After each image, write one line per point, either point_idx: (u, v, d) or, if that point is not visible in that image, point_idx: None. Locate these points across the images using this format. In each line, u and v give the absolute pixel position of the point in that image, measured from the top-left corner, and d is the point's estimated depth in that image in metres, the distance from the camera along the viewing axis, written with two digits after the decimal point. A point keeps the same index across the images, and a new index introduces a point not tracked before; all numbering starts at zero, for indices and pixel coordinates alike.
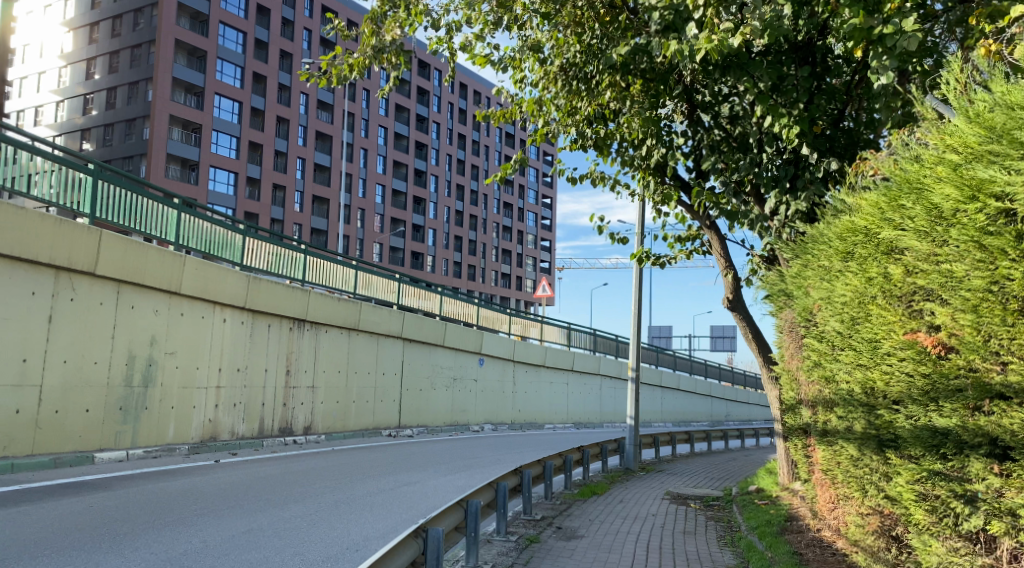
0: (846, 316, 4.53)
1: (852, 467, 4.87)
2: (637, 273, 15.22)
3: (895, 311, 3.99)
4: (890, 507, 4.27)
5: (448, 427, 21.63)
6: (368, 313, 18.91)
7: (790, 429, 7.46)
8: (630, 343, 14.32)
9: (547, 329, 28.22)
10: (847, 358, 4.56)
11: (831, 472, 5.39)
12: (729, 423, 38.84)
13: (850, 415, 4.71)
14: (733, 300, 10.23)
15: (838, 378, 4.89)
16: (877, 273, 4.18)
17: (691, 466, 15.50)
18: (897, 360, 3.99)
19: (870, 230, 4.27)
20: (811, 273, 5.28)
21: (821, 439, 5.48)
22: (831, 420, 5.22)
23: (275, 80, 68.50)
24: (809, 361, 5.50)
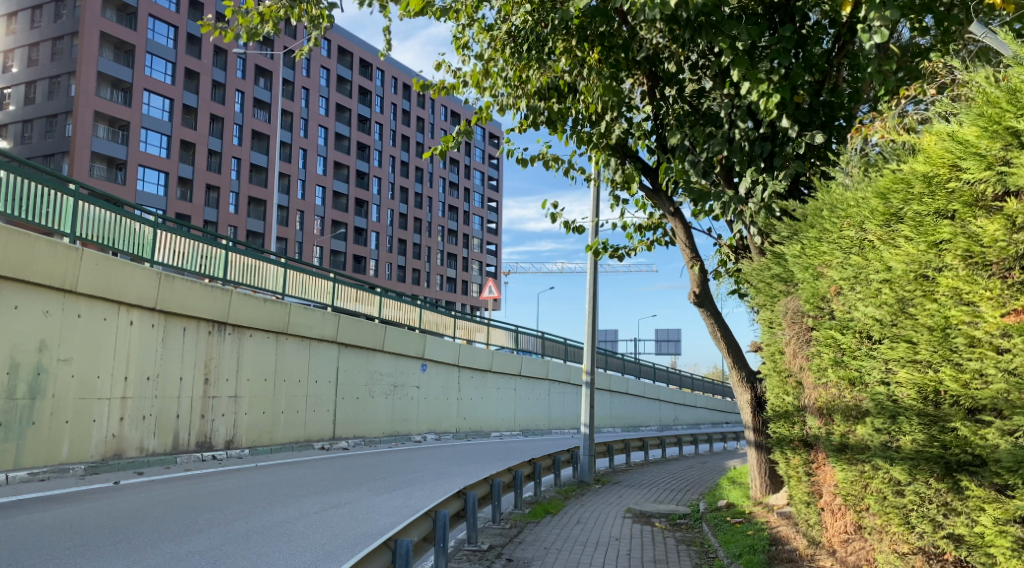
0: (890, 302, 3.97)
1: (890, 495, 4.13)
2: (591, 269, 14.15)
3: (986, 284, 3.39)
4: (963, 553, 3.64)
5: (387, 438, 20.25)
6: (298, 316, 17.42)
7: (780, 440, 6.46)
8: (584, 344, 13.22)
9: (494, 332, 27.05)
10: (892, 352, 3.93)
11: (852, 495, 4.58)
12: (677, 427, 38.28)
13: (891, 426, 4.04)
14: (700, 295, 9.27)
15: (869, 379, 4.23)
16: (951, 232, 3.58)
17: (648, 476, 14.49)
18: (990, 353, 3.35)
19: (936, 175, 3.71)
20: (833, 251, 4.60)
21: (835, 456, 4.73)
22: (854, 432, 4.47)
23: (208, 77, 65.83)
24: (823, 360, 4.75)
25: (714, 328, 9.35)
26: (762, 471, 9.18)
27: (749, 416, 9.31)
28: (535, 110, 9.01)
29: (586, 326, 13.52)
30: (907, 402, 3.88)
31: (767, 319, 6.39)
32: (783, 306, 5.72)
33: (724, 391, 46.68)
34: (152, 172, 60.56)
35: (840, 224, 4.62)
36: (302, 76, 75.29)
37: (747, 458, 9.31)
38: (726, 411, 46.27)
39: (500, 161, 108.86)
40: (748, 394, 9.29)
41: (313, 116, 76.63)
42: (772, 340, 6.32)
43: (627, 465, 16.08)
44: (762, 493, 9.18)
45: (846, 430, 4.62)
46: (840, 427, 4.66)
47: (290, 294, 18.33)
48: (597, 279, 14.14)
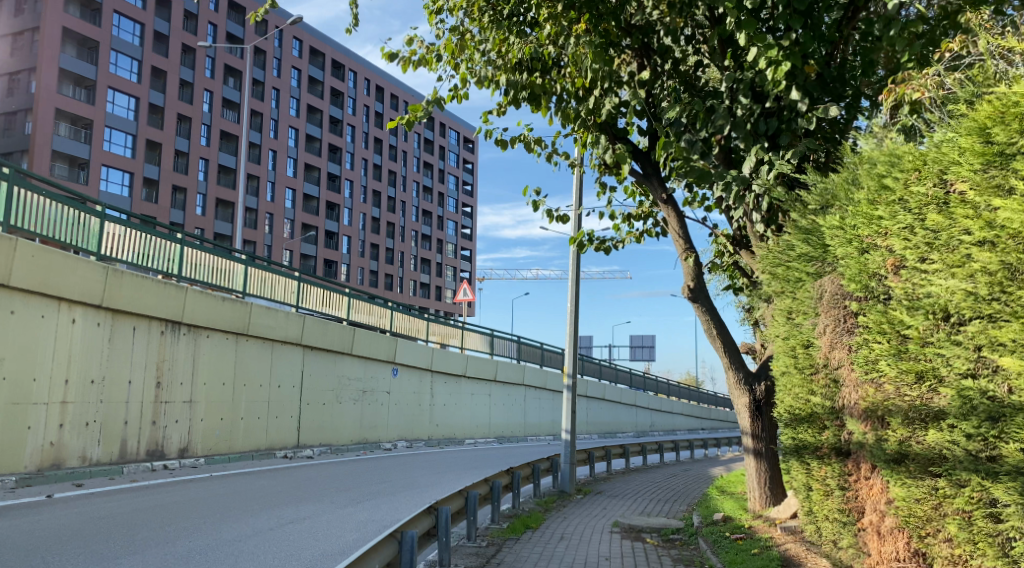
0: (987, 284, 3.66)
1: (978, 506, 3.87)
2: (573, 266, 13.35)
3: None
4: None
5: (356, 446, 19.26)
6: (260, 317, 16.43)
7: (813, 445, 5.80)
8: (566, 346, 12.40)
9: (468, 336, 26.16)
10: (994, 338, 3.63)
11: (923, 510, 4.26)
12: (654, 434, 37.62)
13: (986, 424, 3.78)
14: (694, 292, 8.52)
15: (952, 371, 3.97)
16: None
17: (632, 485, 13.68)
18: None
19: None
20: (904, 217, 4.28)
21: (899, 463, 4.46)
22: (928, 435, 4.21)
23: (175, 75, 64.27)
24: (881, 354, 4.45)
25: (707, 326, 8.60)
26: (762, 481, 8.44)
27: (746, 421, 8.56)
28: (517, 86, 8.24)
29: (567, 326, 12.72)
30: (1019, 403, 3.55)
31: (793, 308, 5.74)
32: (817, 287, 5.25)
33: (701, 397, 46.16)
34: (116, 172, 58.87)
35: (911, 180, 4.28)
36: (273, 76, 73.94)
37: (745, 468, 8.57)
38: (703, 418, 45.74)
39: (474, 165, 108.02)
40: (745, 397, 8.54)
41: (283, 117, 75.23)
42: (797, 330, 5.75)
43: (608, 474, 15.27)
44: (761, 505, 8.43)
45: (907, 437, 4.39)
46: (898, 433, 4.45)
47: (251, 292, 17.24)
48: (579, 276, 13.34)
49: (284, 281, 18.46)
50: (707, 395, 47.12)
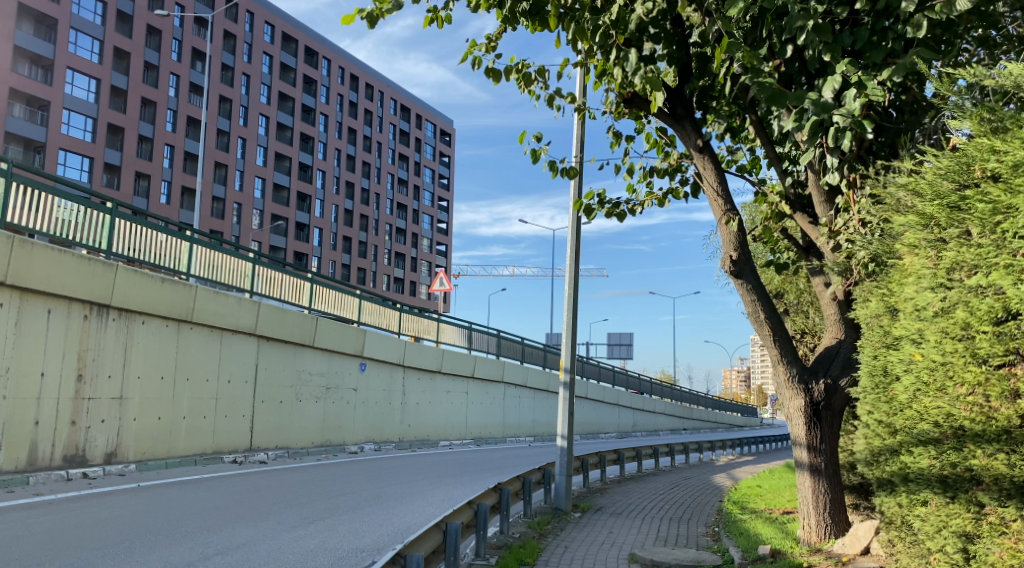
0: None
1: None
2: (570, 255, 11.47)
3: None
4: None
5: (317, 449, 17.24)
6: (206, 301, 14.39)
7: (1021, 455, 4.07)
8: (562, 339, 10.57)
9: (443, 329, 24.22)
10: None
11: None
12: (637, 434, 35.94)
13: None
14: (738, 267, 6.71)
15: None
16: None
17: (632, 498, 11.86)
18: None
19: None
20: None
21: None
22: None
23: (139, 57, 61.41)
24: None
25: (750, 309, 6.80)
26: (819, 506, 6.64)
27: (800, 429, 6.77)
28: None
29: (564, 317, 10.86)
30: None
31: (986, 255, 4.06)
32: None
33: (682, 396, 44.67)
34: (74, 156, 55.96)
35: None
36: (243, 61, 71.27)
37: (799, 489, 6.76)
38: (685, 418, 44.20)
39: (450, 159, 105.90)
40: (801, 399, 6.74)
41: (254, 104, 72.57)
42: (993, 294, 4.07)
43: (604, 484, 13.48)
44: (818, 536, 6.64)
45: None
46: None
47: (198, 275, 15.12)
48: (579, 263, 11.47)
49: (239, 263, 16.36)
50: (688, 394, 45.63)
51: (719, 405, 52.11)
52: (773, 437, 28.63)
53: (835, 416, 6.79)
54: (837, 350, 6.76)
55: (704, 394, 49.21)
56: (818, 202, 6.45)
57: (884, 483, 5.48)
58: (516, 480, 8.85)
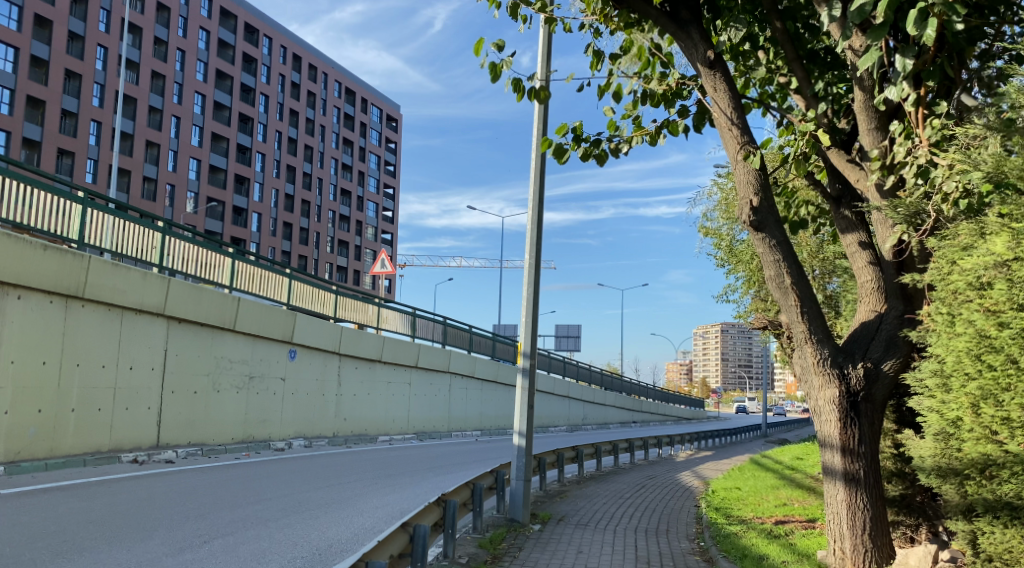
0: None
1: None
2: (530, 233, 9.83)
3: None
4: None
5: (237, 446, 15.30)
6: (103, 274, 12.38)
7: None
8: (522, 322, 9.05)
9: (385, 315, 22.41)
10: None
11: None
12: (588, 428, 34.63)
13: None
14: (759, 219, 5.82)
15: None
16: None
17: (597, 503, 10.35)
18: None
19: None
20: None
21: None
22: None
23: (63, 26, 57.50)
24: None
25: (773, 271, 5.85)
26: (853, 524, 5.54)
27: (832, 428, 5.69)
28: None
29: (523, 298, 9.26)
30: None
31: None
32: None
33: (631, 388, 43.65)
34: None
35: None
36: (177, 36, 67.67)
37: (828, 502, 5.67)
38: (634, 411, 43.25)
39: (397, 145, 103.16)
40: (834, 389, 5.68)
41: (189, 81, 68.98)
42: None
43: (562, 485, 11.92)
44: (854, 563, 5.52)
45: None
46: None
47: (108, 247, 13.17)
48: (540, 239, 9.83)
49: (147, 232, 14.13)
50: (637, 385, 44.65)
51: (668, 397, 51.34)
52: (727, 431, 27.56)
53: (876, 410, 5.71)
54: (876, 330, 5.66)
55: (653, 386, 48.32)
56: (865, 131, 5.63)
57: (992, 506, 4.61)
58: (460, 489, 7.20)
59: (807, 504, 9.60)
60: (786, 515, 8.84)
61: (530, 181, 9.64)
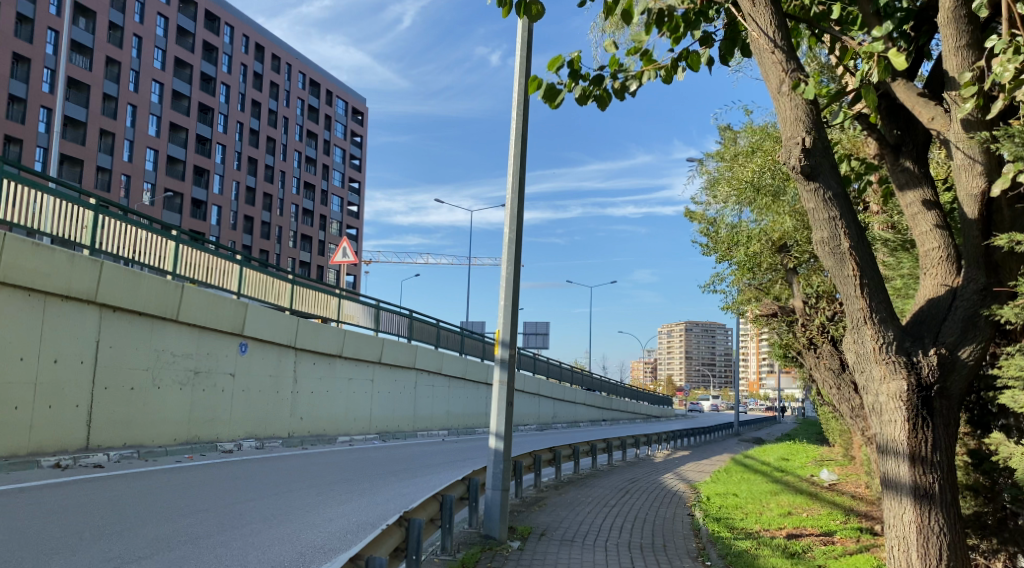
0: None
1: None
2: (512, 173, 8.25)
3: None
4: None
5: (180, 447, 13.90)
6: (22, 256, 11.00)
7: None
8: (500, 307, 7.88)
9: (347, 307, 21.09)
10: None
11: None
12: (558, 427, 33.59)
13: None
14: (811, 165, 5.28)
15: None
16: None
17: (579, 513, 9.24)
18: None
19: None
20: None
21: None
22: None
23: (11, 8, 54.85)
24: None
25: (827, 232, 5.35)
26: (926, 550, 5.15)
27: (899, 430, 5.28)
28: None
29: (500, 271, 7.98)
30: None
31: None
32: None
33: (600, 385, 42.73)
34: None
35: None
36: (134, 21, 65.20)
37: (894, 523, 5.24)
38: (604, 409, 42.34)
39: (362, 138, 101.18)
40: (901, 381, 5.24)
41: (146, 68, 66.54)
42: None
43: (539, 491, 10.78)
44: None
45: None
46: None
47: (47, 232, 12.00)
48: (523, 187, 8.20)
49: (75, 211, 12.62)
50: (606, 383, 43.77)
51: (636, 394, 50.56)
52: (701, 430, 26.68)
53: (950, 406, 5.31)
54: (947, 311, 5.36)
55: (622, 383, 47.47)
56: (954, 49, 5.37)
57: None
58: (422, 507, 6.04)
59: (816, 514, 8.57)
60: (797, 528, 7.82)
61: (510, 131, 8.33)
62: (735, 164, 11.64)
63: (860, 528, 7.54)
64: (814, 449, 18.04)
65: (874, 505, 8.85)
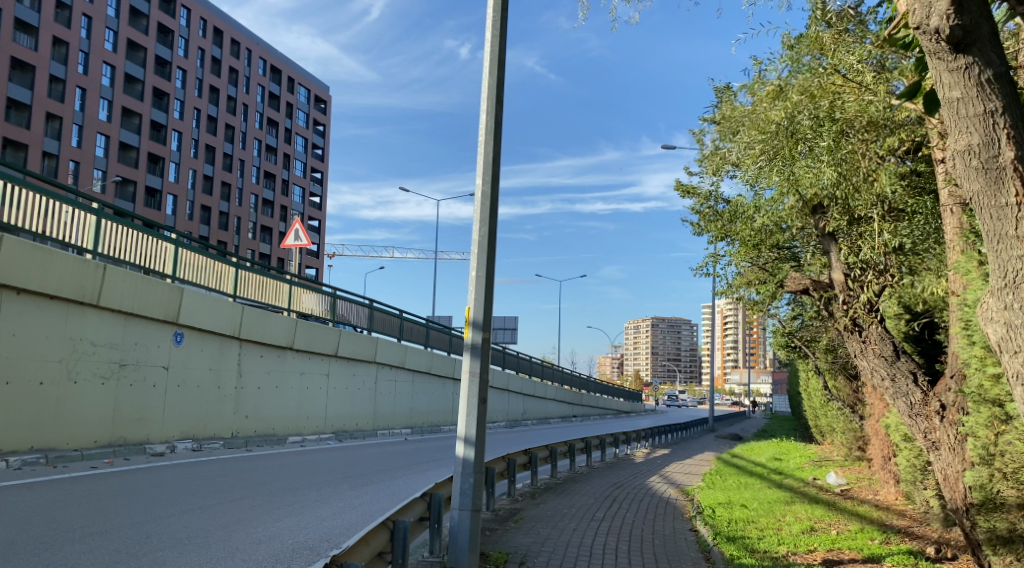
0: None
1: None
2: (485, 112, 6.73)
3: None
4: None
5: (101, 451, 12.14)
6: None
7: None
8: (469, 278, 6.42)
9: (301, 296, 19.41)
10: None
11: None
12: (527, 424, 32.16)
13: None
14: (966, 29, 3.86)
15: None
16: None
17: (562, 529, 7.80)
18: None
19: None
20: None
21: None
22: None
23: None
24: None
25: (982, 136, 3.83)
26: None
27: None
28: None
29: (473, 233, 6.54)
30: None
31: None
32: None
33: (569, 379, 41.33)
34: None
35: None
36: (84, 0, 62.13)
37: None
38: (574, 404, 41.06)
39: (325, 127, 98.60)
40: None
41: (96, 50, 63.55)
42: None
43: (513, 502, 9.26)
44: None
45: None
46: None
47: None
48: (500, 131, 6.70)
49: None
50: (575, 378, 42.53)
51: (605, 388, 49.29)
52: (679, 428, 25.47)
53: None
54: None
55: (591, 377, 46.15)
56: None
57: None
58: (364, 543, 4.74)
59: (844, 531, 7.13)
60: (833, 553, 6.39)
61: (482, 64, 6.81)
62: (752, 109, 8.98)
63: (911, 553, 6.15)
64: (805, 448, 16.77)
65: (913, 519, 7.43)
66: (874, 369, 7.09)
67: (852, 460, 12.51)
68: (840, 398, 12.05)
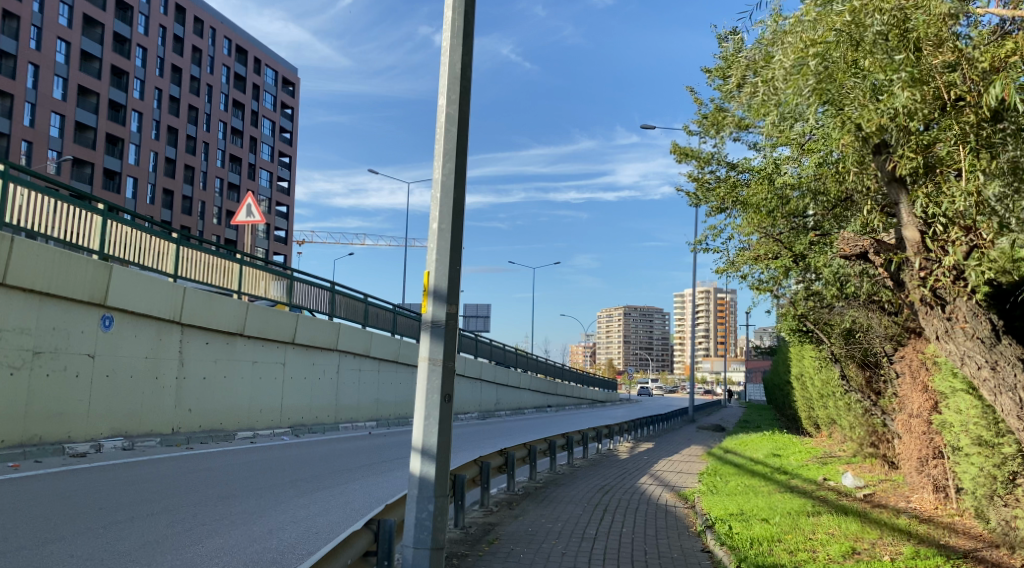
0: None
1: None
2: (450, 10, 5.22)
3: None
4: None
5: (8, 451, 10.45)
6: None
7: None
8: (430, 232, 4.94)
9: (254, 277, 17.69)
10: None
11: None
12: (501, 414, 30.82)
13: None
14: None
15: None
16: None
17: (548, 553, 6.31)
18: None
19: None
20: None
21: None
22: None
23: None
24: None
25: None
26: None
27: None
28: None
29: (434, 171, 5.06)
30: None
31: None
32: None
33: (543, 368, 40.07)
34: None
35: None
36: None
37: None
38: (548, 394, 39.85)
39: (293, 110, 95.97)
40: None
41: (50, 25, 60.53)
42: None
43: (488, 515, 7.79)
44: None
45: None
46: None
47: None
48: (469, 34, 5.21)
49: None
50: (550, 366, 41.36)
51: (580, 377, 48.15)
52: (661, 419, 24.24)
53: None
54: None
55: (565, 365, 44.84)
56: None
57: None
58: None
59: (898, 558, 5.71)
60: None
61: None
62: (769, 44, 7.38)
63: None
64: (801, 441, 15.60)
65: (978, 541, 6.11)
66: (967, 357, 5.55)
67: (864, 457, 11.31)
68: (859, 391, 10.68)
